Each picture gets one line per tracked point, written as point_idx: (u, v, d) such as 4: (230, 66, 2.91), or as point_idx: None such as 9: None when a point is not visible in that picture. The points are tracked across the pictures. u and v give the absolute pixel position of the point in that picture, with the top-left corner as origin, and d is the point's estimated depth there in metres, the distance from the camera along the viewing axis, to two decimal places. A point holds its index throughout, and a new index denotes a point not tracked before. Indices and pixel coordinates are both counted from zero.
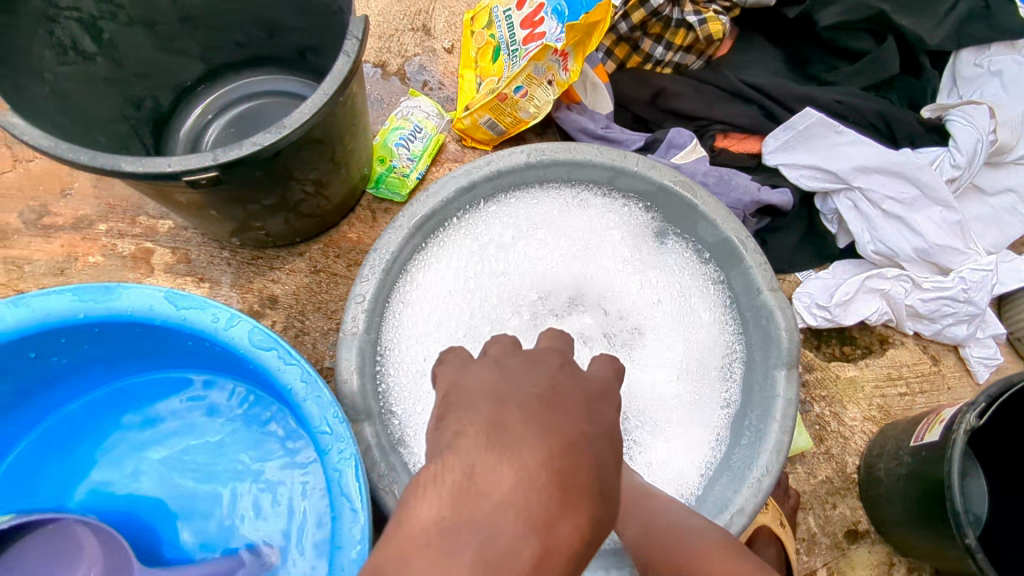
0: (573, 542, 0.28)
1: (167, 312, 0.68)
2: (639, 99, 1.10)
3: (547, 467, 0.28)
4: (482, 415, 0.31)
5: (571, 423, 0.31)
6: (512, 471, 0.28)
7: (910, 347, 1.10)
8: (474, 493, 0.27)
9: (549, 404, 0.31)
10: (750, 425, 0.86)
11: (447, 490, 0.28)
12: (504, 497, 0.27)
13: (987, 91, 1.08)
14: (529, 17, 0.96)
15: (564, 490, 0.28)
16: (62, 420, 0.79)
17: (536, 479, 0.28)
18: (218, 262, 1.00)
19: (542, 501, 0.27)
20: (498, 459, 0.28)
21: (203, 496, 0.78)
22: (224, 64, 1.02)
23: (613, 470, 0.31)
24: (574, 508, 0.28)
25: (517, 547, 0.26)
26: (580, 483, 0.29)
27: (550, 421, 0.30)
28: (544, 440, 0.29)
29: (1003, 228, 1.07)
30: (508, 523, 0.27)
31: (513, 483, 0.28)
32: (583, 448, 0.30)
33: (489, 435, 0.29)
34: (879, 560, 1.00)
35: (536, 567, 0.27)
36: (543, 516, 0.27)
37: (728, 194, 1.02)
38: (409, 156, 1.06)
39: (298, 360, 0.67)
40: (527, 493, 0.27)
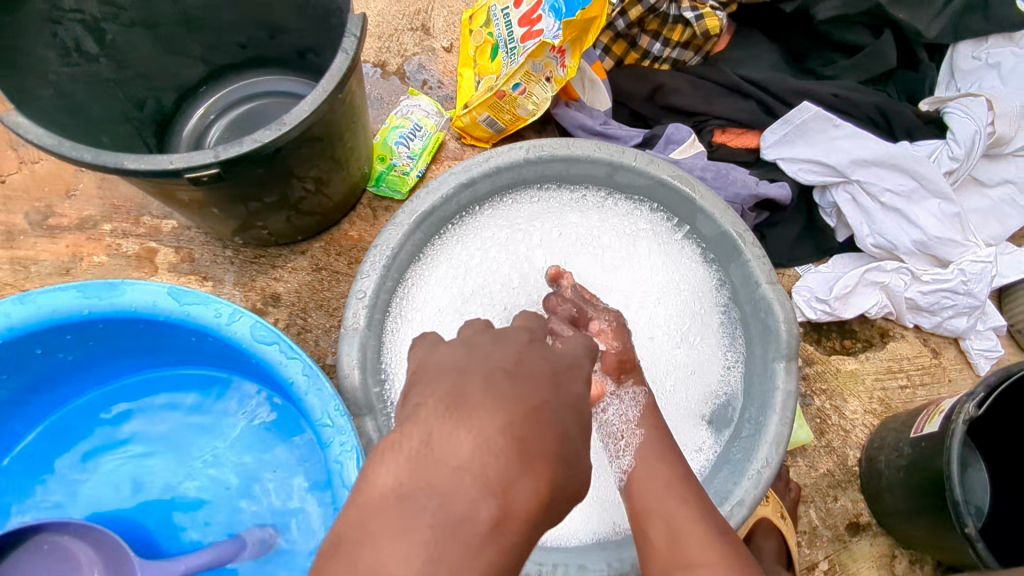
0: (532, 505, 0.31)
1: (170, 308, 0.69)
2: (637, 95, 1.11)
3: (505, 434, 0.31)
4: (443, 386, 0.33)
5: (533, 393, 0.34)
6: (470, 438, 0.31)
7: (911, 340, 1.10)
8: (433, 459, 0.30)
9: (510, 379, 0.34)
10: (751, 418, 0.87)
11: (405, 458, 0.31)
12: (461, 462, 0.30)
13: (985, 83, 1.09)
14: (527, 14, 0.97)
15: (521, 456, 0.31)
16: (66, 417, 0.80)
17: (494, 445, 0.31)
18: (221, 261, 1.01)
19: (500, 466, 0.30)
20: (455, 428, 0.31)
21: (207, 492, 0.79)
22: (226, 65, 1.03)
23: (575, 439, 0.34)
24: (529, 471, 0.31)
25: (474, 510, 0.29)
26: (539, 450, 0.32)
27: (512, 392, 0.33)
28: (503, 407, 0.32)
29: (1003, 220, 1.07)
30: (465, 486, 0.30)
31: (471, 449, 0.30)
32: (541, 419, 0.33)
33: (448, 405, 0.32)
34: (881, 552, 1.00)
35: (494, 528, 0.30)
36: (501, 481, 0.30)
37: (726, 188, 1.02)
38: (409, 154, 1.06)
39: (300, 354, 0.68)
40: (484, 458, 0.30)
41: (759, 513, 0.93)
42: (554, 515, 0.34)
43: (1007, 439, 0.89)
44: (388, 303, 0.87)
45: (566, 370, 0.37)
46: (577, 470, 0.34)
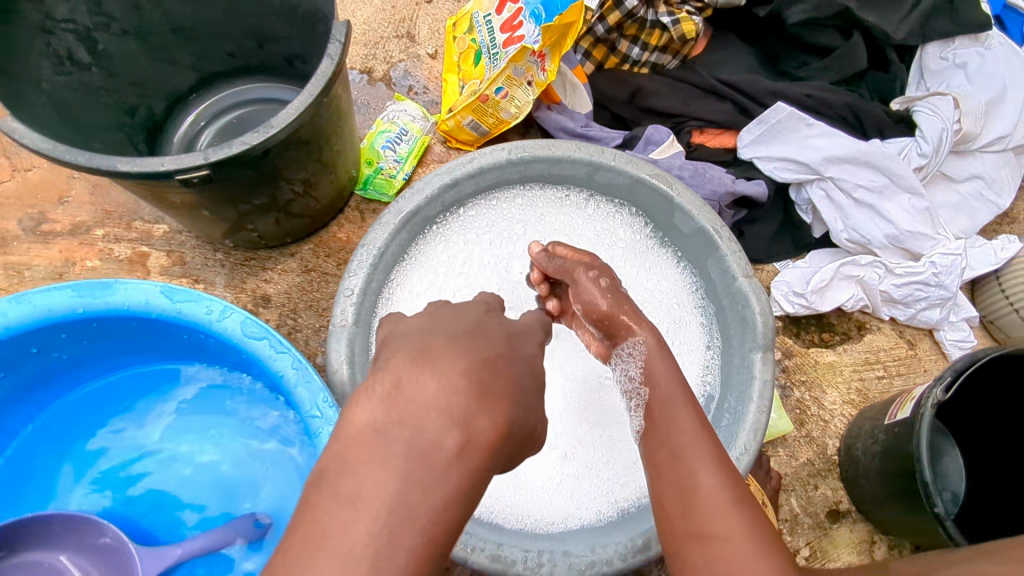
0: (493, 435, 0.36)
1: (163, 306, 0.71)
2: (617, 98, 1.14)
3: (465, 376, 0.36)
4: (412, 343, 0.39)
5: (489, 347, 0.40)
6: (435, 380, 0.36)
7: (888, 332, 1.13)
8: (403, 398, 0.35)
9: (471, 336, 0.40)
10: (730, 407, 0.90)
11: (378, 399, 0.35)
12: (429, 401, 0.35)
13: (952, 83, 1.12)
14: (509, 20, 0.99)
15: (480, 395, 0.36)
16: (60, 416, 0.82)
17: (456, 385, 0.36)
18: (213, 264, 1.03)
19: (461, 403, 0.35)
20: (422, 373, 0.36)
21: (200, 486, 0.81)
22: (215, 73, 1.05)
23: (526, 386, 0.41)
24: (487, 406, 0.36)
25: (441, 439, 0.34)
26: (495, 391, 0.37)
27: (471, 345, 0.39)
28: (463, 355, 0.38)
29: (972, 215, 1.11)
30: (432, 420, 0.34)
31: (436, 390, 0.35)
32: (496, 366, 0.39)
33: (416, 356, 0.37)
34: (861, 538, 1.03)
35: (461, 452, 0.34)
36: (462, 414, 0.35)
37: (703, 186, 1.05)
38: (395, 158, 1.09)
39: (289, 349, 0.71)
40: (448, 397, 0.35)
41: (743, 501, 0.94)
42: (510, 451, 0.39)
43: (983, 420, 0.93)
44: (376, 301, 0.89)
45: (515, 333, 0.45)
46: (528, 415, 0.40)
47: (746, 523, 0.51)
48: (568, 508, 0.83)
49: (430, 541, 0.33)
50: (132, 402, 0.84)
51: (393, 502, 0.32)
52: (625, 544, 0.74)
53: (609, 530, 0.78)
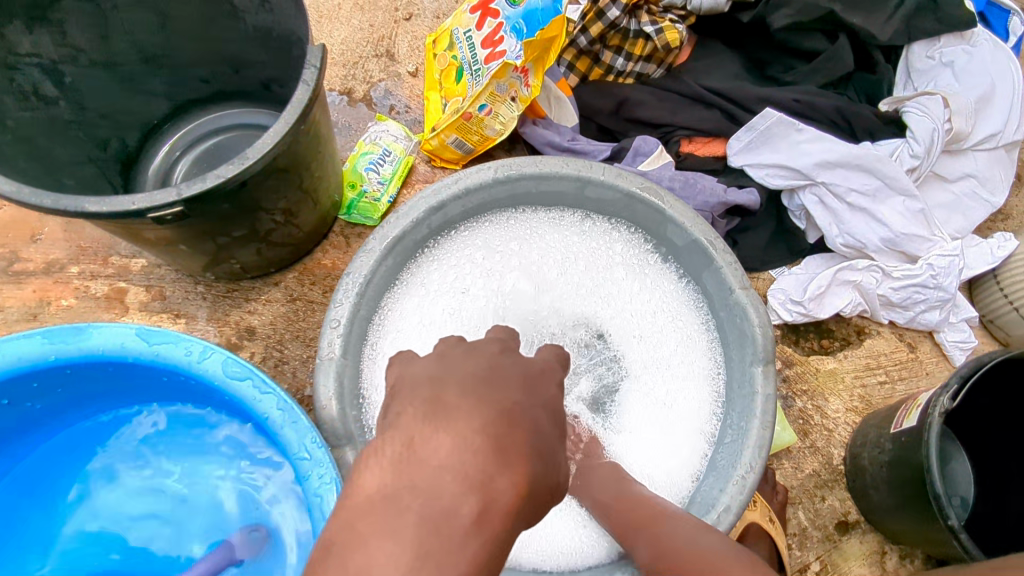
0: (512, 498, 0.32)
1: (140, 349, 0.68)
2: (604, 110, 1.12)
3: (481, 433, 0.33)
4: (421, 395, 0.36)
5: (504, 395, 0.36)
6: (449, 440, 0.33)
7: (888, 336, 1.11)
8: (415, 460, 0.32)
9: (485, 381, 0.37)
10: (733, 423, 0.88)
11: (389, 461, 0.32)
12: (442, 461, 0.32)
13: (940, 82, 1.11)
14: (489, 36, 0.97)
15: (498, 451, 0.33)
16: (42, 467, 0.78)
17: (472, 443, 0.33)
18: (193, 297, 1.00)
19: (477, 462, 0.32)
20: (434, 431, 0.33)
21: (194, 528, 0.78)
22: (189, 100, 1.02)
23: (547, 436, 0.36)
24: (506, 464, 0.33)
25: (457, 505, 0.31)
26: (513, 446, 0.34)
27: (486, 394, 0.35)
28: (477, 409, 0.34)
29: (967, 214, 1.09)
30: (446, 484, 0.31)
31: (450, 448, 0.32)
32: (516, 419, 0.35)
33: (427, 412, 0.34)
34: (871, 549, 1.01)
35: (477, 520, 0.31)
36: (480, 476, 0.32)
37: (694, 197, 1.03)
38: (379, 180, 1.07)
39: (273, 389, 0.68)
40: (463, 456, 0.32)
41: (748, 518, 0.93)
42: (534, 515, 0.35)
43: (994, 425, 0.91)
44: (364, 331, 0.86)
45: (533, 372, 0.41)
46: (551, 467, 0.36)
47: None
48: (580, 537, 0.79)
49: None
50: (116, 447, 0.80)
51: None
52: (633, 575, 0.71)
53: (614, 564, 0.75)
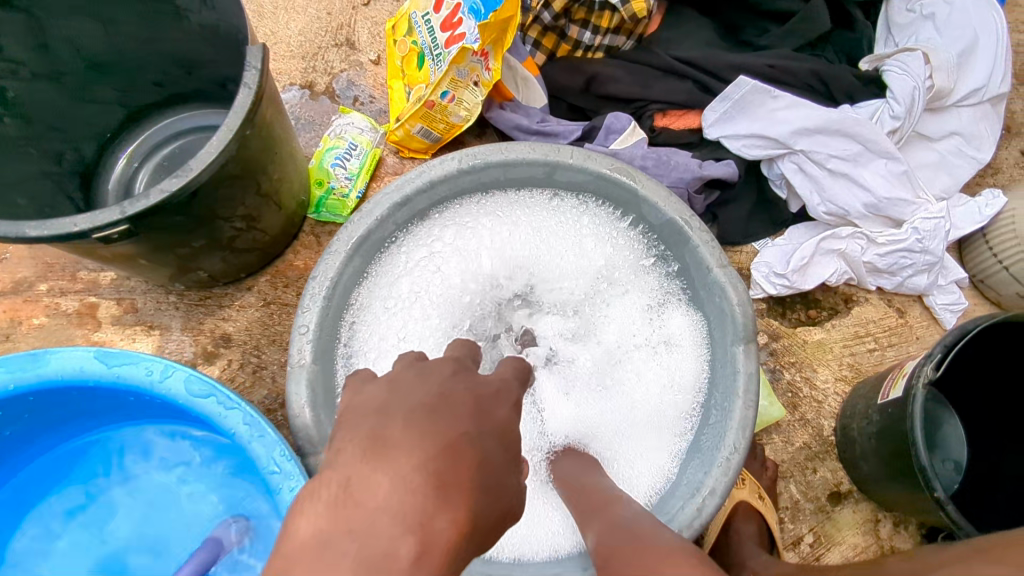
0: (452, 537, 0.31)
1: (99, 371, 0.67)
2: (573, 88, 1.08)
3: (422, 471, 0.31)
4: (364, 430, 0.34)
5: (451, 426, 0.35)
6: (386, 481, 0.30)
7: (876, 302, 1.09)
8: (351, 502, 0.29)
9: (432, 412, 0.35)
10: (716, 404, 0.86)
11: (324, 505, 0.29)
12: (380, 503, 0.30)
13: (921, 36, 1.07)
14: (448, 18, 0.94)
15: (439, 490, 0.31)
16: (23, 490, 0.78)
17: (411, 482, 0.31)
18: (166, 307, 0.99)
19: (417, 502, 0.30)
20: (373, 470, 0.31)
21: (182, 537, 0.77)
22: (145, 106, 1.00)
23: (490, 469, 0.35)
24: (445, 502, 0.31)
25: (395, 546, 0.28)
26: (456, 481, 0.32)
27: (430, 427, 0.34)
28: (421, 443, 0.33)
29: (952, 173, 1.06)
30: (384, 527, 0.29)
31: (388, 489, 0.30)
32: (458, 453, 0.34)
33: (366, 450, 0.32)
34: (865, 518, 1.00)
35: (416, 562, 0.29)
36: (420, 517, 0.30)
37: (668, 174, 1.00)
38: (347, 175, 1.04)
39: (239, 404, 0.66)
40: (402, 496, 0.30)
41: (736, 496, 0.91)
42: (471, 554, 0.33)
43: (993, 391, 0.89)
44: (334, 331, 0.85)
45: (489, 395, 0.40)
46: (497, 495, 0.35)
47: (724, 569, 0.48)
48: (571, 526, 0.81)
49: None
50: (96, 465, 0.80)
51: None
52: None
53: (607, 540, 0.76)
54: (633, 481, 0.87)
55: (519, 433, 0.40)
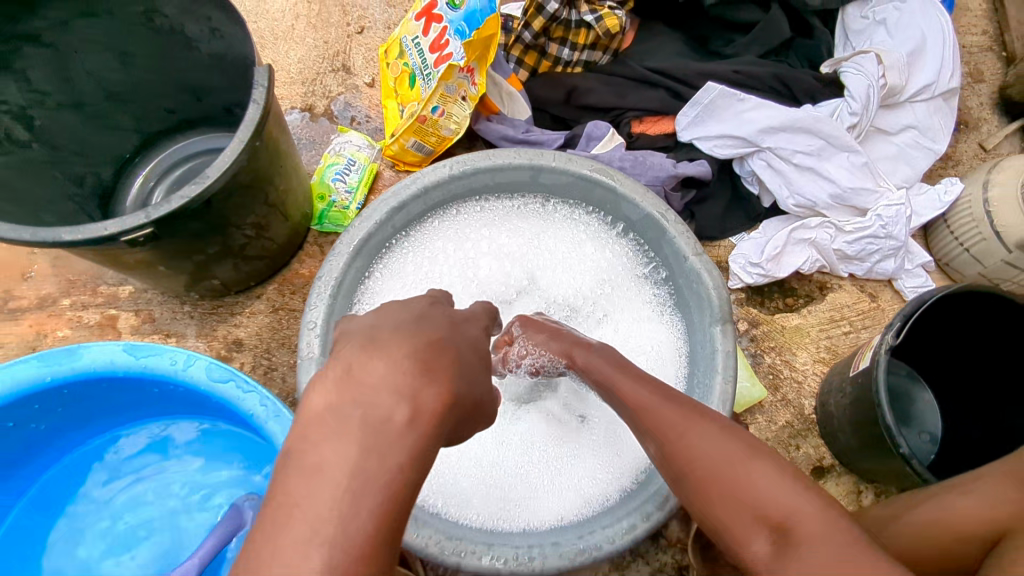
0: (438, 406, 0.36)
1: (128, 362, 0.73)
2: (554, 100, 1.16)
3: (410, 357, 0.37)
4: (359, 335, 0.40)
5: (433, 329, 0.40)
6: (383, 363, 0.36)
7: (849, 289, 1.16)
8: (354, 380, 0.36)
9: (417, 322, 0.40)
10: (699, 383, 0.92)
11: (332, 383, 0.36)
12: (377, 381, 0.36)
13: (875, 39, 1.16)
14: (436, 41, 1.02)
15: (425, 370, 0.37)
16: (52, 482, 0.84)
17: (402, 365, 0.36)
18: (182, 316, 1.05)
19: (407, 380, 0.36)
20: (370, 357, 0.37)
21: (201, 518, 0.83)
22: (158, 131, 1.08)
23: (473, 364, 0.41)
24: (434, 377, 0.37)
25: (392, 412, 0.35)
26: (439, 366, 0.38)
27: (415, 328, 0.39)
28: (409, 339, 0.38)
29: (911, 164, 1.13)
30: (382, 398, 0.35)
31: (383, 371, 0.36)
32: (442, 349, 0.39)
33: (364, 345, 0.38)
34: (848, 489, 1.05)
35: (411, 422, 0.35)
36: (411, 389, 0.36)
37: (645, 173, 1.08)
38: (347, 189, 1.12)
39: (255, 387, 0.73)
40: (395, 376, 0.36)
41: None
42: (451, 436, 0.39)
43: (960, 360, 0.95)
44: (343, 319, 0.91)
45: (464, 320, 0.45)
46: (478, 388, 0.41)
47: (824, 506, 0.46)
48: (568, 497, 0.89)
49: (391, 499, 0.34)
50: (119, 458, 0.86)
51: (354, 469, 0.34)
52: (612, 528, 0.80)
53: (617, 510, 0.83)
54: (620, 459, 0.90)
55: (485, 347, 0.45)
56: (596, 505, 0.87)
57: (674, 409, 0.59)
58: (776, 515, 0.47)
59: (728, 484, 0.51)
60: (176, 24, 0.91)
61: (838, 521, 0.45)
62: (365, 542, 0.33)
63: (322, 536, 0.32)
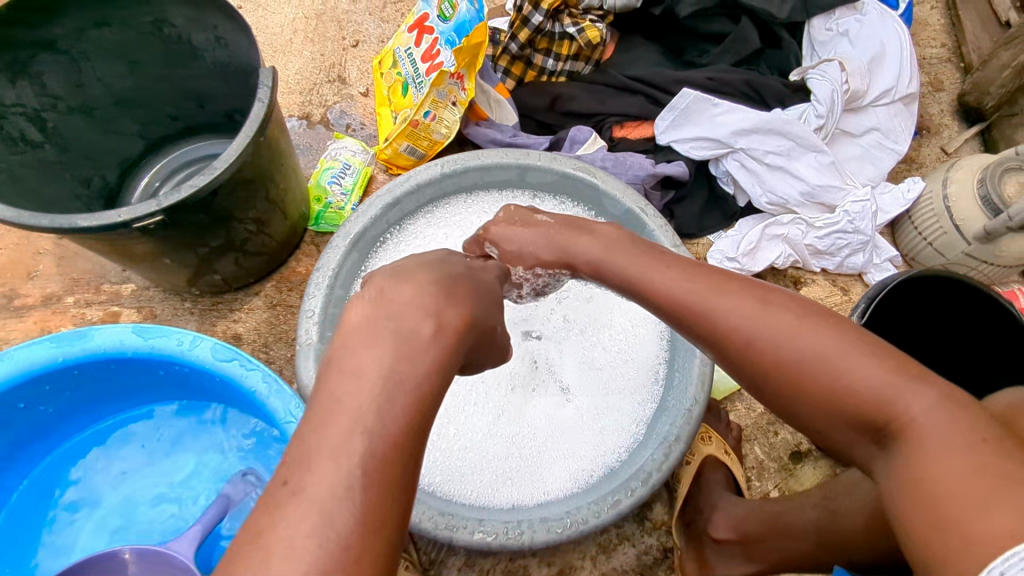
0: (458, 323, 0.53)
1: (136, 343, 0.78)
2: (539, 107, 1.23)
3: (434, 288, 0.54)
4: (390, 276, 0.55)
5: (448, 276, 0.57)
6: (411, 288, 0.53)
7: (821, 283, 1.21)
8: (390, 301, 0.52)
9: (437, 272, 0.56)
10: (679, 367, 0.95)
11: (371, 303, 0.52)
12: (409, 302, 0.52)
13: (839, 49, 1.24)
14: (427, 51, 1.08)
15: (445, 296, 0.54)
16: (65, 458, 0.89)
17: (427, 294, 0.53)
18: (182, 313, 1.09)
19: (432, 303, 0.53)
20: (404, 288, 0.53)
21: (203, 492, 0.88)
22: (162, 136, 1.12)
23: (472, 303, 0.56)
24: (451, 302, 0.54)
25: (419, 326, 0.51)
26: (456, 297, 0.55)
27: (436, 274, 0.56)
28: (431, 280, 0.55)
29: (876, 164, 1.20)
30: (414, 314, 0.51)
31: (413, 295, 0.53)
32: (454, 287, 0.56)
33: (398, 279, 0.54)
34: (825, 474, 1.09)
35: (435, 333, 0.51)
36: (435, 308, 0.53)
37: (625, 173, 1.14)
38: (342, 191, 1.17)
39: (257, 365, 0.77)
40: (423, 298, 0.53)
41: (703, 452, 1.00)
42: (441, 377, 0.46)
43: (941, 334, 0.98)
44: (341, 305, 0.96)
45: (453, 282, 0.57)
46: (474, 323, 0.55)
47: (931, 403, 0.51)
48: (555, 478, 0.92)
49: (416, 400, 0.47)
50: (127, 436, 0.91)
51: (388, 370, 0.47)
52: (596, 502, 0.83)
53: (600, 487, 0.87)
54: (607, 442, 0.95)
55: (482, 289, 0.59)
56: (582, 481, 0.91)
57: (739, 300, 0.59)
58: (882, 413, 0.52)
59: (830, 386, 0.54)
60: (184, 33, 0.97)
61: (957, 417, 0.50)
62: (395, 434, 0.45)
63: (361, 427, 0.45)
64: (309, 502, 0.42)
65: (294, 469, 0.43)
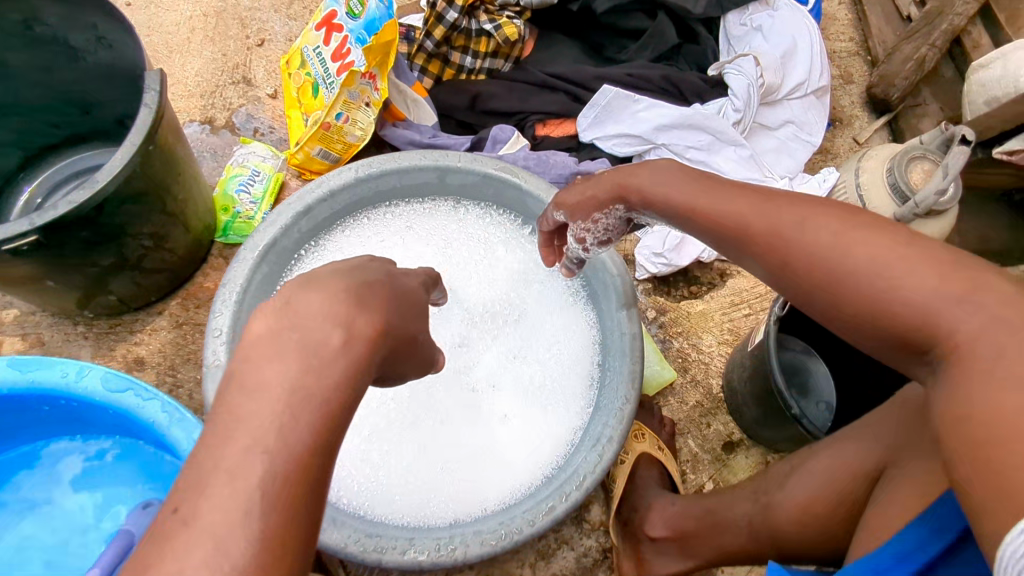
0: (371, 334, 0.42)
1: (13, 378, 0.71)
2: (458, 106, 1.19)
3: (346, 292, 0.43)
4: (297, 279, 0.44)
5: (370, 275, 0.47)
6: (321, 295, 0.42)
7: (747, 275, 1.23)
8: (293, 310, 0.41)
9: (355, 269, 0.47)
10: (611, 366, 0.93)
11: (272, 312, 0.41)
12: (317, 309, 0.41)
13: (753, 44, 1.25)
14: (337, 50, 1.03)
15: (358, 301, 0.43)
16: None
17: (338, 297, 0.42)
18: (75, 338, 1.00)
19: (344, 304, 0.42)
20: (308, 292, 0.42)
21: (99, 535, 0.81)
22: (43, 147, 1.03)
23: (390, 311, 0.45)
24: (367, 309, 0.43)
25: (328, 336, 0.40)
26: (371, 300, 0.44)
27: (354, 272, 0.46)
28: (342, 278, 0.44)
29: (793, 155, 1.22)
30: (319, 323, 0.40)
31: (321, 301, 0.41)
32: (373, 287, 0.45)
33: (304, 283, 0.43)
34: (757, 461, 1.10)
35: (345, 344, 0.41)
36: (345, 314, 0.42)
37: (548, 171, 1.12)
38: (251, 200, 1.10)
39: (156, 394, 0.71)
40: (333, 305, 0.42)
41: (637, 450, 0.99)
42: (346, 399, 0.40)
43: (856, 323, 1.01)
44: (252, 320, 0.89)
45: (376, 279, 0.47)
46: (398, 327, 0.46)
47: (988, 320, 0.47)
48: (489, 492, 0.89)
49: (326, 417, 0.39)
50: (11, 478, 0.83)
51: (292, 385, 0.38)
52: (532, 510, 0.80)
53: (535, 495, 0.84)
54: (542, 449, 0.93)
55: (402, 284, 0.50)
56: (517, 493, 0.89)
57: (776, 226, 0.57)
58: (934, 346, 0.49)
59: (874, 307, 0.52)
60: (59, 33, 0.89)
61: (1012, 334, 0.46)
62: (304, 452, 0.37)
63: (263, 445, 0.36)
64: (202, 533, 0.34)
65: (186, 493, 0.35)
